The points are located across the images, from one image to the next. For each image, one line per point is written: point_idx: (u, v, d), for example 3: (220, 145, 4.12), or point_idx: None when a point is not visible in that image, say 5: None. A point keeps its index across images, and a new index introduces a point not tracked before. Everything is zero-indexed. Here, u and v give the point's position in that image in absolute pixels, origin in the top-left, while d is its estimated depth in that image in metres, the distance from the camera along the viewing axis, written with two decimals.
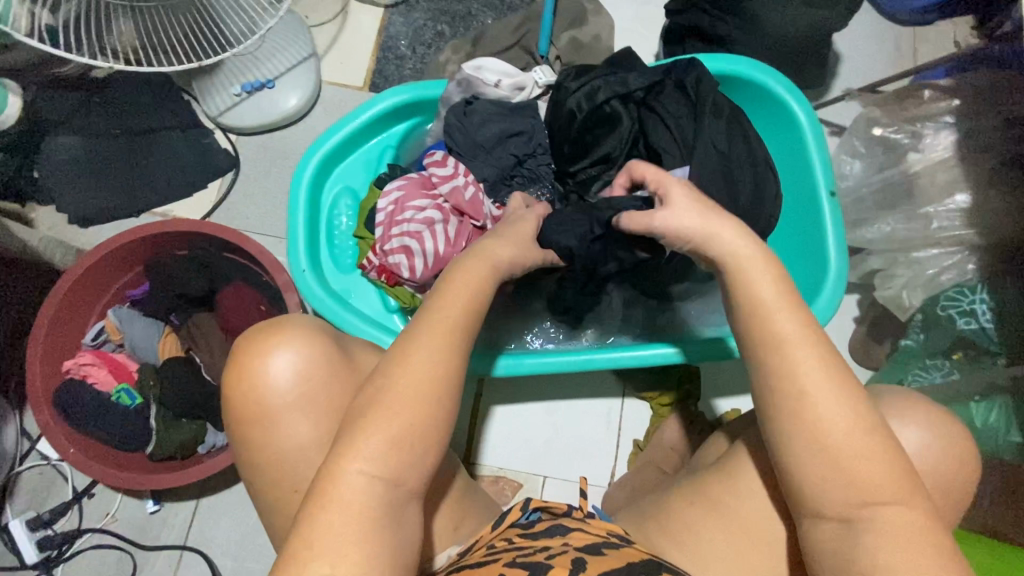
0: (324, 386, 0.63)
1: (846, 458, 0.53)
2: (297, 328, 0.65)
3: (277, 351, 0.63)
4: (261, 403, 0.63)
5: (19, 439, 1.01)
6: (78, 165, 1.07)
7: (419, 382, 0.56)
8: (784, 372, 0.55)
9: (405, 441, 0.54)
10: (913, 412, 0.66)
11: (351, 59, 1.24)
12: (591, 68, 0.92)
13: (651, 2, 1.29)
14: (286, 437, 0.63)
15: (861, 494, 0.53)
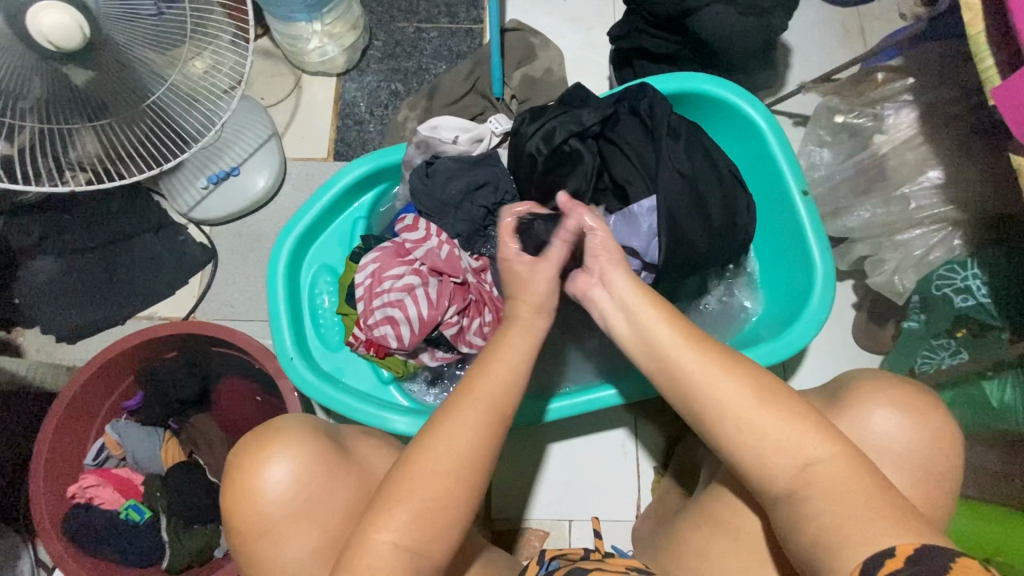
0: (318, 489, 0.66)
1: (785, 442, 0.59)
2: (285, 437, 0.68)
3: (269, 466, 0.66)
4: (256, 522, 0.66)
5: (35, 569, 1.00)
6: (59, 285, 1.07)
7: (450, 452, 0.59)
8: (681, 369, 0.63)
9: (432, 499, 0.58)
10: (874, 392, 0.67)
11: (311, 132, 1.25)
12: (545, 109, 0.91)
13: (595, 27, 1.31)
14: (288, 548, 0.65)
15: (795, 461, 0.58)
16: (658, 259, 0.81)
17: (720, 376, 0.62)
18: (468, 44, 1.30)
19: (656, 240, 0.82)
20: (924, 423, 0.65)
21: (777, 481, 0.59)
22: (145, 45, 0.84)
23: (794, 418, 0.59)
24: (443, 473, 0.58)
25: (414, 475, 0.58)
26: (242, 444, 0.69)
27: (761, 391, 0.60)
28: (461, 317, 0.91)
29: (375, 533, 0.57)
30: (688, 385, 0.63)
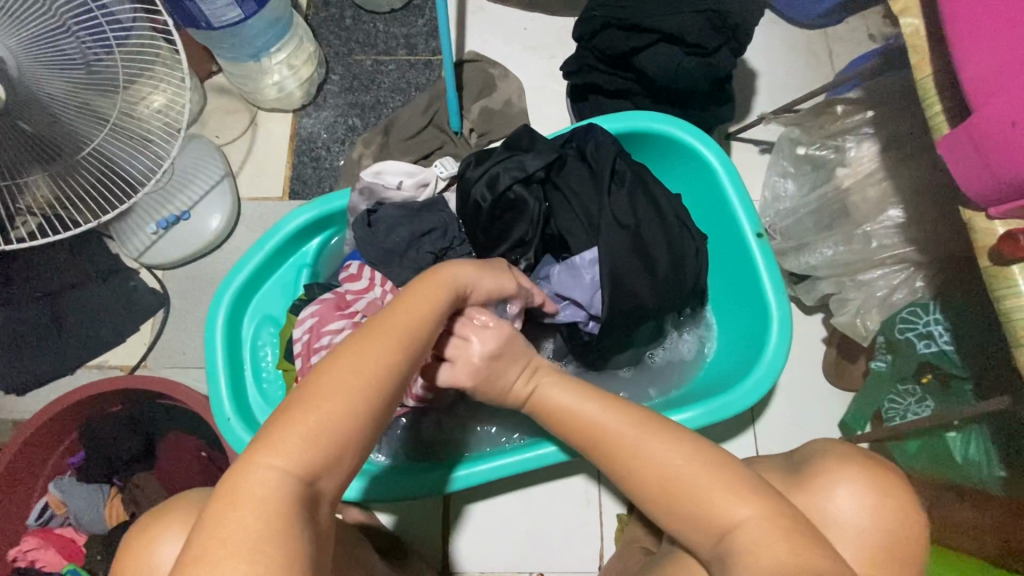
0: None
1: (716, 514, 0.58)
2: (179, 506, 0.65)
3: (163, 544, 0.62)
4: None
5: None
6: (6, 338, 1.05)
7: (364, 381, 0.52)
8: (606, 441, 0.64)
9: (331, 434, 0.49)
10: (837, 469, 0.64)
11: (267, 170, 1.22)
12: (490, 153, 0.89)
13: (556, 55, 1.28)
14: None
15: (717, 528, 0.58)
16: (602, 312, 0.79)
17: (641, 439, 0.62)
18: (426, 76, 1.28)
19: (600, 293, 0.80)
20: (882, 497, 0.62)
21: (699, 543, 0.60)
22: (89, 91, 0.79)
23: (709, 478, 0.60)
24: (343, 398, 0.50)
25: (299, 404, 0.50)
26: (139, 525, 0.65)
27: (687, 454, 0.61)
28: None
29: (261, 455, 0.48)
30: (613, 462, 0.63)
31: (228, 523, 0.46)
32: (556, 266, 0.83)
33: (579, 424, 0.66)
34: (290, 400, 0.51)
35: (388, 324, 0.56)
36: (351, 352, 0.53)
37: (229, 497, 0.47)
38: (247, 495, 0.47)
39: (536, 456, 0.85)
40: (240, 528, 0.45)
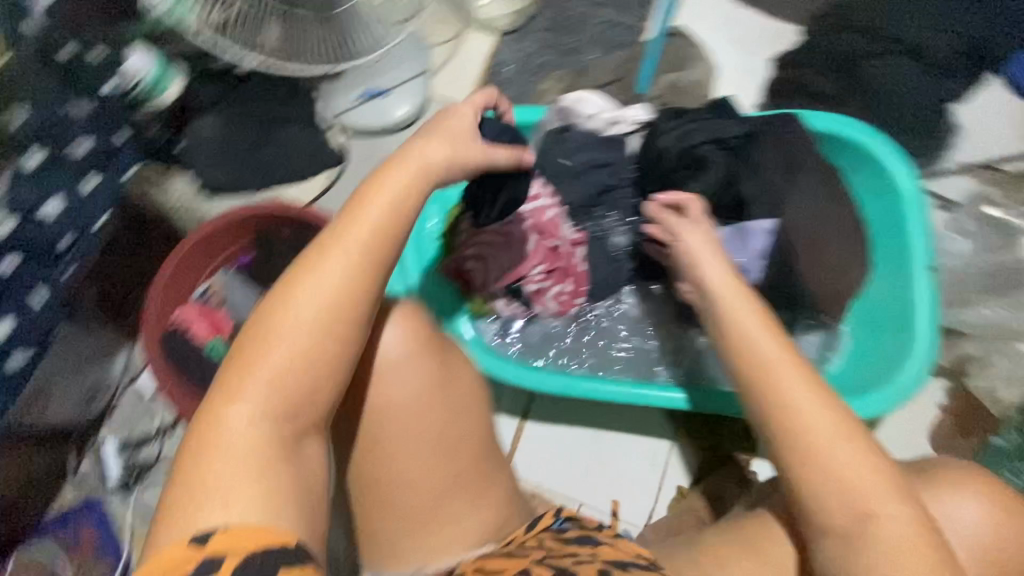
0: (414, 349, 0.67)
1: (867, 501, 0.57)
2: (394, 304, 0.69)
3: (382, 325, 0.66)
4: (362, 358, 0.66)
5: (124, 371, 1.14)
6: (216, 146, 1.20)
7: (293, 348, 0.55)
8: (768, 382, 0.62)
9: (292, 388, 0.55)
10: (967, 485, 0.67)
11: (461, 78, 1.33)
12: (689, 111, 0.94)
13: (756, 53, 1.30)
14: (384, 396, 0.65)
15: (860, 510, 0.57)
16: (759, 278, 0.86)
17: (814, 404, 0.60)
18: (628, 38, 1.33)
19: (762, 261, 0.86)
20: (1007, 521, 0.66)
21: (833, 516, 0.58)
22: None
23: (863, 450, 0.59)
24: (284, 341, 0.55)
25: (262, 350, 0.55)
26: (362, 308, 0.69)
27: (843, 426, 0.59)
28: (545, 278, 0.96)
29: (225, 407, 0.53)
30: (772, 393, 0.62)
31: (212, 466, 0.51)
32: (725, 229, 0.88)
33: (751, 356, 0.64)
34: (258, 334, 0.56)
35: (304, 282, 0.56)
36: (264, 323, 0.56)
37: (217, 435, 0.52)
38: (233, 437, 0.52)
39: (662, 397, 0.91)
40: (238, 456, 0.52)
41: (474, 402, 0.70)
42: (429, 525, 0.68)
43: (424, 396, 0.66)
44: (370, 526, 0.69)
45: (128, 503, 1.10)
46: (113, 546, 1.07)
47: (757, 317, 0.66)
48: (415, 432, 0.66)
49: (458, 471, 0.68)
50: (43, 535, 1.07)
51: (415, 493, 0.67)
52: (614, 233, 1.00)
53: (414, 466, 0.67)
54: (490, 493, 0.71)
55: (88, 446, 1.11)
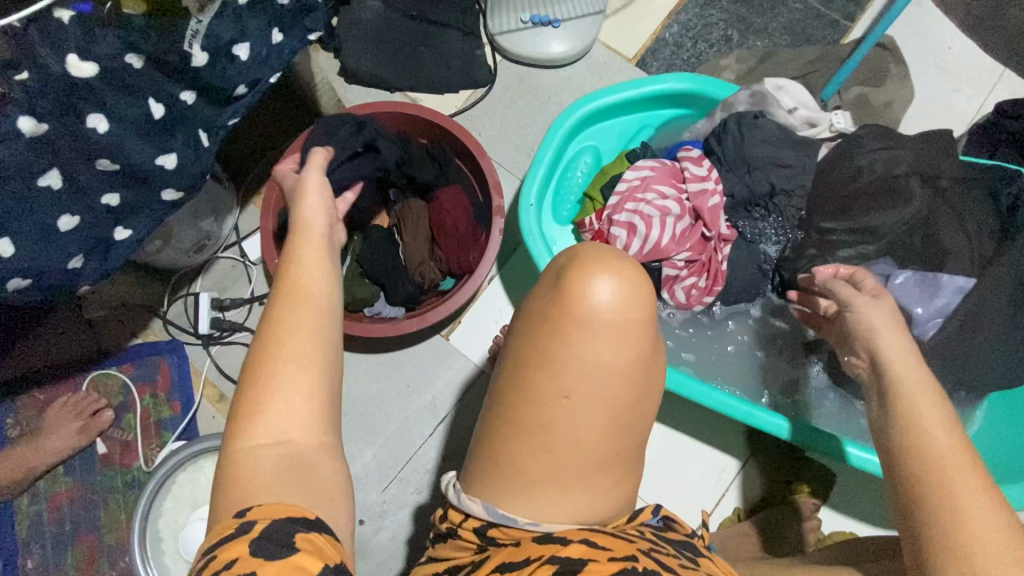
0: (643, 313, 0.56)
1: None
2: (617, 255, 0.57)
3: (602, 277, 0.55)
4: (570, 305, 0.55)
5: (230, 232, 1.15)
6: (373, 32, 1.17)
7: (304, 354, 0.51)
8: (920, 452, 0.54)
9: (303, 400, 0.50)
10: None
11: (633, 28, 1.22)
12: (901, 135, 0.85)
13: (961, 91, 1.16)
14: (582, 353, 0.55)
15: None
16: (928, 337, 0.79)
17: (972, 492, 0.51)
18: (824, 34, 1.20)
19: (938, 321, 0.78)
20: None
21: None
22: None
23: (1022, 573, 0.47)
24: (275, 389, 0.50)
25: (262, 389, 0.50)
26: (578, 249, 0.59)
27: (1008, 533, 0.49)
28: (684, 267, 0.91)
29: (242, 441, 0.48)
30: (926, 475, 0.53)
31: (242, 492, 0.46)
32: (907, 273, 0.81)
33: (918, 429, 0.55)
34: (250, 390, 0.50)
35: (290, 300, 0.54)
36: (263, 354, 0.51)
37: (233, 478, 0.46)
38: (257, 469, 0.47)
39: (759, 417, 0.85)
40: (257, 491, 0.45)
41: (661, 384, 0.60)
42: (568, 493, 0.58)
43: (633, 362, 0.56)
44: (506, 468, 0.58)
45: (205, 357, 1.12)
46: (185, 391, 1.11)
47: (935, 400, 0.57)
48: (598, 404, 0.56)
49: (623, 452, 0.58)
50: (128, 359, 1.11)
51: (574, 458, 0.57)
52: (766, 241, 0.92)
53: (590, 428, 0.56)
54: (630, 481, 0.61)
55: (181, 292, 1.13)
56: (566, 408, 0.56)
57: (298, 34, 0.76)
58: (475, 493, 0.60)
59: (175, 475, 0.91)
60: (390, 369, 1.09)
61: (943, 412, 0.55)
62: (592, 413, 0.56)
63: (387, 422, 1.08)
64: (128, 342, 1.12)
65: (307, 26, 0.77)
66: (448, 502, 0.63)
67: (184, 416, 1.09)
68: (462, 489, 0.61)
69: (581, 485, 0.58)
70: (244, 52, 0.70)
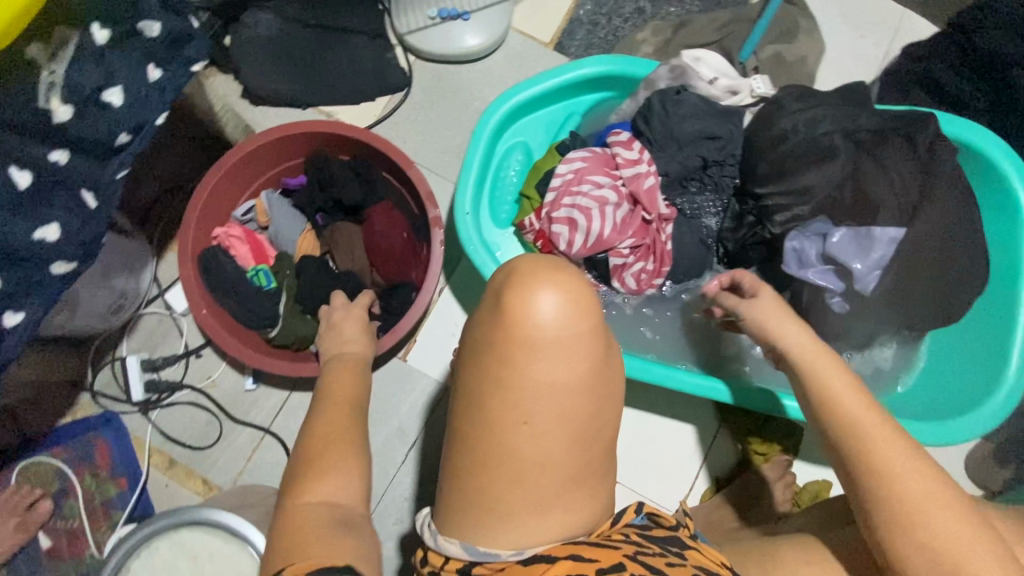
0: (593, 320, 0.53)
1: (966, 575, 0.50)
2: (556, 265, 0.54)
3: (545, 291, 0.52)
4: (513, 327, 0.52)
5: (150, 285, 1.05)
6: (271, 47, 1.07)
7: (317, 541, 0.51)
8: (849, 422, 0.56)
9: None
10: None
11: (544, 12, 1.19)
12: (820, 94, 0.85)
13: (869, 37, 1.19)
14: (534, 374, 0.52)
15: None
16: (871, 289, 0.80)
17: (900, 455, 0.54)
18: None
19: (878, 273, 0.79)
20: None
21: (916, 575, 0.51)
22: None
23: (942, 512, 0.51)
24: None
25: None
26: (513, 264, 0.55)
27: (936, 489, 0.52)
28: (630, 253, 0.89)
29: None
30: (846, 441, 0.56)
31: None
32: (842, 231, 0.81)
33: (839, 408, 0.57)
34: (302, 464, 0.60)
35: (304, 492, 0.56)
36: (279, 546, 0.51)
37: None
38: None
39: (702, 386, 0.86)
40: None
41: (623, 384, 0.58)
42: (546, 515, 0.55)
43: (588, 374, 0.53)
44: (477, 503, 0.55)
45: (146, 424, 1.03)
46: (130, 464, 1.02)
47: (846, 380, 0.59)
48: (559, 422, 0.53)
49: (592, 462, 0.56)
50: (57, 442, 1.01)
51: (545, 478, 0.54)
52: (706, 215, 0.93)
53: (554, 447, 0.54)
54: (607, 486, 0.59)
55: (105, 359, 1.04)
56: (526, 434, 0.53)
57: (180, 68, 0.69)
58: (451, 532, 0.56)
59: (127, 563, 0.84)
60: None
61: (856, 388, 0.58)
62: (553, 432, 0.53)
63: None
64: (55, 422, 1.02)
65: (189, 58, 0.70)
66: (426, 544, 0.59)
67: (133, 492, 1.01)
68: (436, 531, 0.57)
69: (557, 503, 0.55)
70: (118, 97, 0.63)
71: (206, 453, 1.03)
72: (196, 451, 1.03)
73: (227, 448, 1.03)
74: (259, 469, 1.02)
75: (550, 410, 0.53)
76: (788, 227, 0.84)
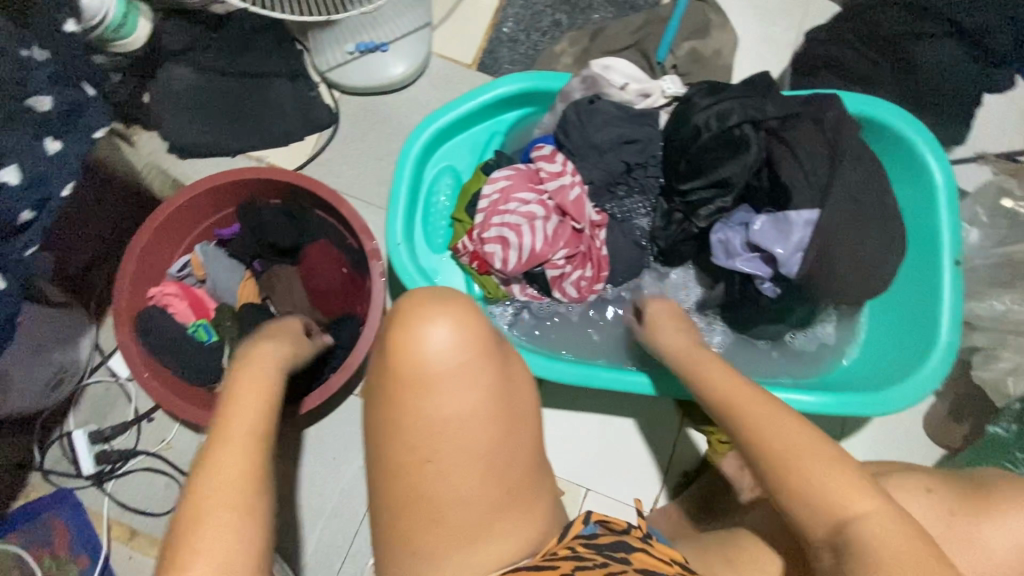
0: (478, 347, 0.55)
1: (835, 503, 0.50)
2: (438, 300, 0.57)
3: (426, 328, 0.55)
4: (401, 368, 0.54)
5: (92, 353, 1.03)
6: (190, 100, 1.07)
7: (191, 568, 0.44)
8: (717, 395, 0.64)
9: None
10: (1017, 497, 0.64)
11: (463, 34, 1.20)
12: (726, 87, 0.87)
13: (779, 24, 1.23)
14: (428, 411, 0.54)
15: (833, 518, 0.50)
16: (795, 273, 0.80)
17: (757, 411, 0.59)
18: None
19: (800, 255, 0.80)
20: None
21: (816, 532, 0.51)
22: None
23: (814, 459, 0.53)
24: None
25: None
26: (399, 306, 0.58)
27: (794, 431, 0.55)
28: (566, 262, 0.90)
29: None
30: (733, 419, 0.60)
31: None
32: (762, 217, 0.83)
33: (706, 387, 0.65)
34: (186, 509, 0.46)
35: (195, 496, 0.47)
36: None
37: None
38: None
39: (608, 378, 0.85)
40: None
41: (532, 401, 0.60)
42: (474, 545, 0.56)
43: (484, 400, 0.55)
44: (405, 544, 0.56)
45: (102, 497, 1.00)
46: (90, 540, 0.99)
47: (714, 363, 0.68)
48: (465, 452, 0.55)
49: (513, 485, 0.57)
50: (11, 527, 0.97)
51: (465, 509, 0.56)
52: (636, 217, 0.96)
53: (466, 477, 0.55)
54: (541, 505, 0.60)
55: (53, 436, 1.01)
56: (436, 470, 0.55)
57: (80, 136, 0.69)
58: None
59: None
60: (310, 445, 1.03)
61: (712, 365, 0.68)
62: (460, 461, 0.55)
63: (323, 500, 1.02)
64: (7, 508, 0.99)
65: (89, 125, 0.69)
66: None
67: (95, 570, 0.98)
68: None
69: (486, 530, 0.57)
70: (14, 174, 0.62)
71: (168, 519, 1.00)
72: (157, 517, 1.00)
73: None
74: None
75: (451, 443, 0.54)
76: (712, 219, 0.87)
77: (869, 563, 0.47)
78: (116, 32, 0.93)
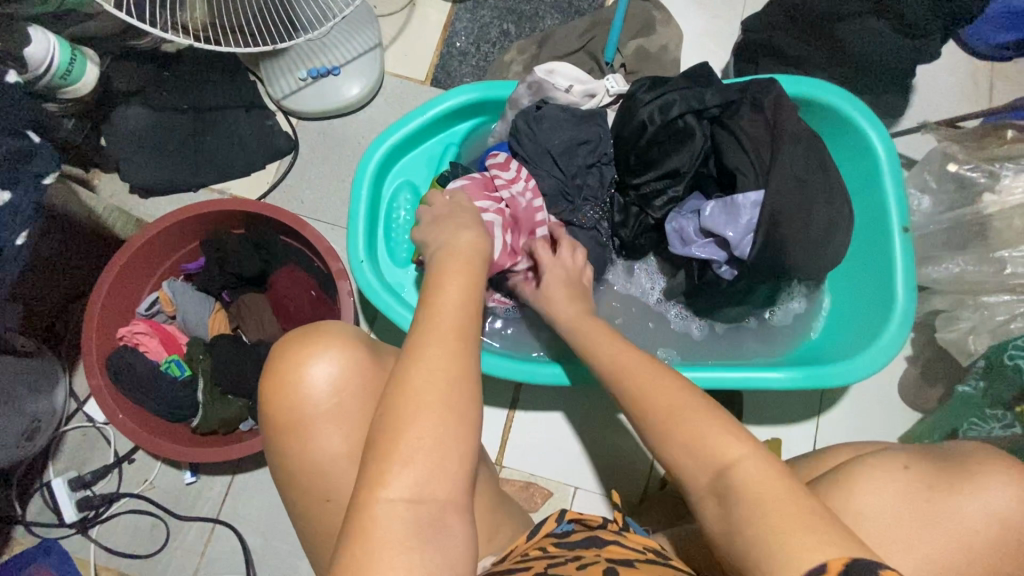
0: (358, 381, 0.63)
1: (713, 452, 0.55)
2: (316, 341, 0.64)
3: (308, 369, 0.62)
4: (294, 415, 0.62)
5: (67, 400, 1.03)
6: (145, 139, 1.07)
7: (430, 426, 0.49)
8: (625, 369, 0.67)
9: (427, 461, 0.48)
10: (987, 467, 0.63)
11: (414, 52, 1.22)
12: (668, 79, 0.90)
13: (720, 16, 1.26)
14: (321, 449, 0.62)
15: (715, 464, 0.54)
16: (749, 256, 0.82)
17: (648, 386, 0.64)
18: (588, 2, 1.26)
19: (751, 237, 0.83)
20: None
21: (697, 482, 0.55)
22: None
23: (699, 419, 0.57)
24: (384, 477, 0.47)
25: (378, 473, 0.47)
26: (281, 348, 0.65)
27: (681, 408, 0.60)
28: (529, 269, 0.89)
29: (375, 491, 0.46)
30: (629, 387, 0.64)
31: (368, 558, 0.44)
32: (711, 203, 0.85)
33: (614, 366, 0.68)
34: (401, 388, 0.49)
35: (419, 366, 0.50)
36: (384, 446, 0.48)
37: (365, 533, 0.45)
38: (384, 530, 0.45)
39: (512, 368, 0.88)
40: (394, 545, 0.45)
41: None
42: None
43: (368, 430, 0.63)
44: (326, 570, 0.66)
45: (88, 544, 0.99)
46: None
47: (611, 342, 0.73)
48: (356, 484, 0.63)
49: None
50: None
51: None
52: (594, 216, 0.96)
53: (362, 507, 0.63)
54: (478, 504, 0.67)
55: (34, 487, 1.00)
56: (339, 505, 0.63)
57: (29, 182, 0.69)
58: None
59: None
60: None
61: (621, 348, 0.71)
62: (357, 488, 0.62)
63: None
64: None
65: (37, 171, 0.70)
66: None
67: None
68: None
69: None
70: None
71: (156, 559, 0.99)
72: (145, 558, 0.99)
73: (178, 548, 1.00)
74: (213, 564, 0.99)
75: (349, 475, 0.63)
76: (668, 209, 0.90)
77: (755, 498, 0.50)
78: (65, 77, 0.94)
